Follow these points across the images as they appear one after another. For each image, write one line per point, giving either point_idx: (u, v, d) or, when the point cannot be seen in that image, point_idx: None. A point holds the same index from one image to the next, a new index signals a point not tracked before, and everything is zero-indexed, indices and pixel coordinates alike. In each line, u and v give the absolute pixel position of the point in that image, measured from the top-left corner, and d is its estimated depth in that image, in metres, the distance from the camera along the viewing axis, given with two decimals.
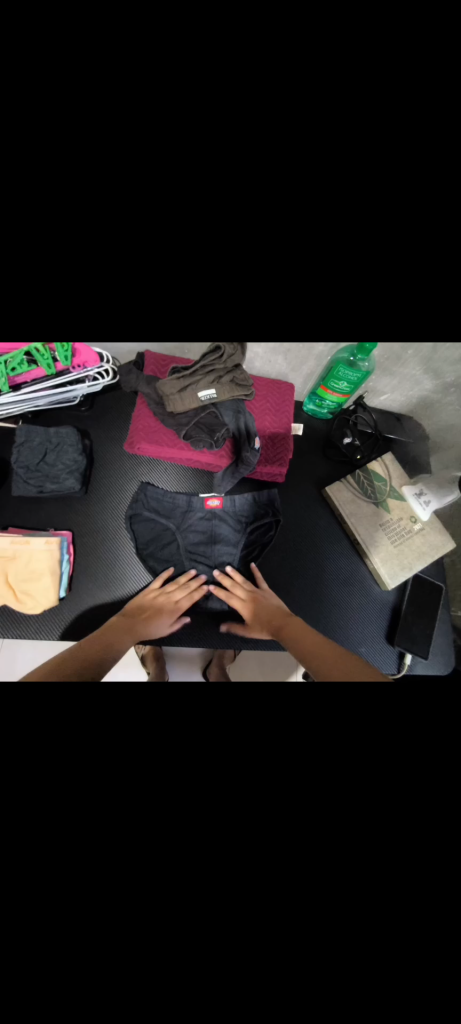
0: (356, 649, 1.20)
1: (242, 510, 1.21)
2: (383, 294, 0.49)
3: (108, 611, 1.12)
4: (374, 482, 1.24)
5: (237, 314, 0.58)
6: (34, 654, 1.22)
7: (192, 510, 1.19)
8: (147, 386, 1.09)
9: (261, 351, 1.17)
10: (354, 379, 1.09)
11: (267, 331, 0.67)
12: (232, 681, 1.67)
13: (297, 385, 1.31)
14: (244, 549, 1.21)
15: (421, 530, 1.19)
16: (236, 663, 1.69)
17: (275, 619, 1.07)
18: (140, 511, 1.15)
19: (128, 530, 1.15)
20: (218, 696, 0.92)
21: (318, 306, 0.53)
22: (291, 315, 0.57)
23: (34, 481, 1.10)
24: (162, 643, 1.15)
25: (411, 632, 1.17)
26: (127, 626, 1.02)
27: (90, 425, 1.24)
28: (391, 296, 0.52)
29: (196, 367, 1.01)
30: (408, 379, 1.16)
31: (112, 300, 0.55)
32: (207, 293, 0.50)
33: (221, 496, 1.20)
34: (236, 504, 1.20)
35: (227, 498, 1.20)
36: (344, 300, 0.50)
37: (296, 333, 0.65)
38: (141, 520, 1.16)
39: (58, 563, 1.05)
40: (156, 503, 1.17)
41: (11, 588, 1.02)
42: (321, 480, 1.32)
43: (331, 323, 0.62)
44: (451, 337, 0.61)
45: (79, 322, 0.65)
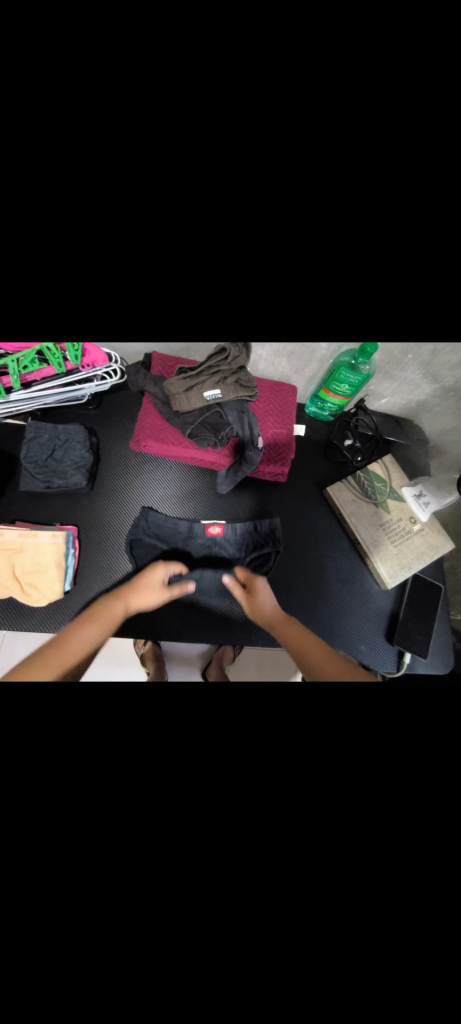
0: (356, 648, 1.21)
1: (243, 536, 1.23)
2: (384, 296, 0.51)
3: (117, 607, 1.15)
4: (374, 483, 1.26)
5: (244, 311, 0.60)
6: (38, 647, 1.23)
7: (194, 535, 1.21)
8: (154, 386, 1.12)
9: (265, 352, 1.20)
10: (355, 381, 1.12)
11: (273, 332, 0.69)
12: (231, 681, 1.67)
13: (300, 386, 1.34)
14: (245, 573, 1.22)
15: (420, 530, 1.21)
16: (236, 665, 1.72)
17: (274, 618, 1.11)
18: (141, 535, 1.17)
19: (128, 557, 1.16)
20: (219, 694, 0.93)
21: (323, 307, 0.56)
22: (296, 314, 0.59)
23: (42, 476, 1.12)
24: (163, 640, 1.17)
25: (410, 631, 1.18)
26: (109, 615, 1.05)
27: (97, 424, 1.27)
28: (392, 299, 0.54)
29: (202, 367, 1.04)
30: (409, 381, 1.19)
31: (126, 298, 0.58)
32: (217, 297, 0.53)
33: (222, 526, 1.22)
34: (237, 534, 1.23)
35: (229, 527, 1.22)
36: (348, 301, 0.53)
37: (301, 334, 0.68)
38: (142, 549, 1.17)
39: (64, 557, 1.06)
40: (157, 529, 1.19)
41: (17, 580, 1.04)
42: (322, 480, 1.35)
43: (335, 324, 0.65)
44: (450, 338, 0.64)
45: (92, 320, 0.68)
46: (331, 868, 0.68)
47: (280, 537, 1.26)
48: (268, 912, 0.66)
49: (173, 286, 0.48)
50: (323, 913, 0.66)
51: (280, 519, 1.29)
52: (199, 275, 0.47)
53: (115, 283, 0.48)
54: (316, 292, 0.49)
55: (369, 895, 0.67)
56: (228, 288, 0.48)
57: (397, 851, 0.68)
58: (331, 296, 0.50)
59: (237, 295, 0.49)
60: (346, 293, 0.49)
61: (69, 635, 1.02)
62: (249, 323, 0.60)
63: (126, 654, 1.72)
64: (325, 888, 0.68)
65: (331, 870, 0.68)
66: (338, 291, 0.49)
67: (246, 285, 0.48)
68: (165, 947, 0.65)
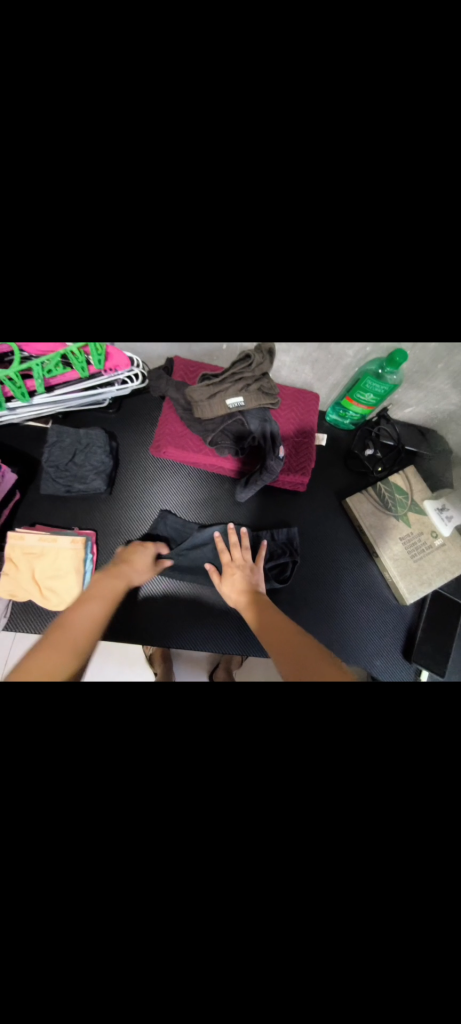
0: (372, 664, 1.19)
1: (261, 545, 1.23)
2: None
3: (132, 618, 1.19)
4: (396, 495, 1.24)
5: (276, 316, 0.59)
6: None
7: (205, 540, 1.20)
8: (176, 391, 1.12)
9: (289, 361, 1.18)
10: (381, 391, 1.10)
11: None
12: (237, 680, 1.68)
13: (322, 395, 1.32)
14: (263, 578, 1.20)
15: (442, 545, 1.18)
16: (243, 670, 1.70)
17: (247, 603, 1.08)
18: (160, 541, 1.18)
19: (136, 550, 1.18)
20: (230, 696, 0.95)
21: None
22: None
23: (63, 481, 1.13)
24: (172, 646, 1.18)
25: (428, 647, 1.16)
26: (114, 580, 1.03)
27: (118, 427, 1.27)
28: None
29: (225, 374, 1.03)
30: (435, 392, 1.16)
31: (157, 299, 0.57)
32: None
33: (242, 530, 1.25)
34: (255, 535, 1.23)
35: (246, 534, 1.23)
36: None
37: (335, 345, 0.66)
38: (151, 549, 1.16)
39: (83, 561, 1.07)
40: (174, 532, 1.20)
41: (36, 582, 1.04)
42: (341, 491, 1.33)
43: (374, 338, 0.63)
44: None
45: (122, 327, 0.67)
46: None
47: (297, 548, 1.25)
48: None
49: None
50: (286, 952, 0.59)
51: (298, 526, 1.28)
52: None
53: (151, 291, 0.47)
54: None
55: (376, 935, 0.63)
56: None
57: None
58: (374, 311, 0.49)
59: None
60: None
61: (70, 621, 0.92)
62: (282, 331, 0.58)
63: (134, 655, 1.71)
64: None
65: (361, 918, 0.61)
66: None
67: None
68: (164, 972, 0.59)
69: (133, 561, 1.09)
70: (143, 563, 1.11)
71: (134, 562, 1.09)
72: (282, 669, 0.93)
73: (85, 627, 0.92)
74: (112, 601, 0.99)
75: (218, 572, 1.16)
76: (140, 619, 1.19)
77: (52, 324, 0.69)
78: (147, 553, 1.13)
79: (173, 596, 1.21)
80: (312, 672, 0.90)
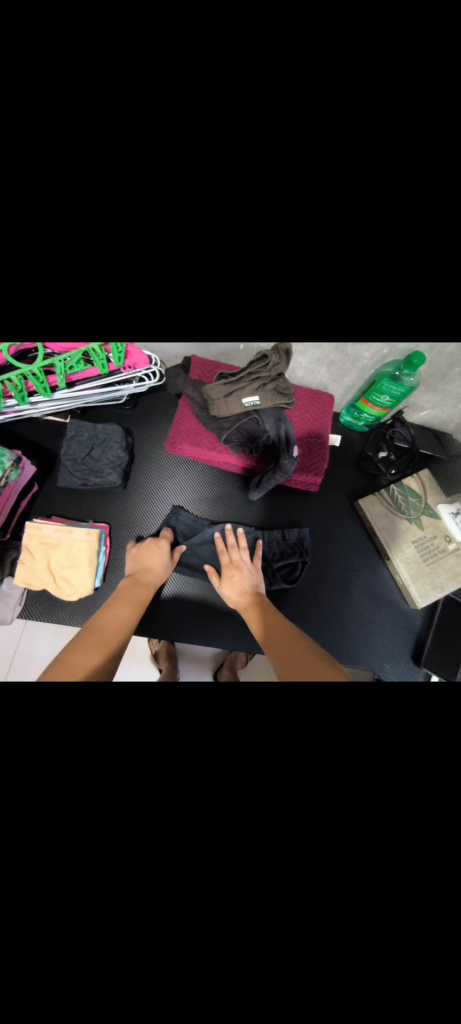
0: (381, 667, 1.18)
1: (271, 544, 1.23)
2: None
3: (157, 618, 1.20)
4: (409, 497, 1.23)
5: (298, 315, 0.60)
6: (55, 637, 1.28)
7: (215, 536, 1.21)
8: (193, 388, 1.13)
9: (305, 361, 1.19)
10: (397, 393, 1.10)
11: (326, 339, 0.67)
12: (242, 680, 1.67)
13: (337, 396, 1.32)
14: (269, 579, 1.20)
15: (455, 549, 1.17)
16: (248, 672, 1.70)
17: (250, 603, 1.08)
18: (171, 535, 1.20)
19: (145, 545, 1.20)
20: (237, 695, 0.95)
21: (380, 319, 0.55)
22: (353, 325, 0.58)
23: (79, 474, 1.15)
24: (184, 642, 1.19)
25: (438, 652, 1.15)
26: (142, 587, 1.08)
27: (134, 424, 1.29)
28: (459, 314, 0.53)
29: (242, 373, 1.04)
30: (452, 395, 1.15)
31: (182, 295, 0.59)
32: None
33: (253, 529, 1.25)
34: (265, 535, 1.23)
35: (255, 533, 1.24)
36: None
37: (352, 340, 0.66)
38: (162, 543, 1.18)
39: (96, 554, 1.09)
40: (186, 528, 1.22)
41: (51, 573, 1.07)
42: (353, 492, 1.32)
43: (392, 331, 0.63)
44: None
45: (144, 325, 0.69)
46: None
47: (307, 548, 1.25)
48: None
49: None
50: None
51: (309, 526, 1.28)
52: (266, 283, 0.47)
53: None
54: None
55: None
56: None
57: None
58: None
59: None
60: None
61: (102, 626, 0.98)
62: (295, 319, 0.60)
63: (140, 652, 1.74)
64: None
65: None
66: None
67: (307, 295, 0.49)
68: None
69: (151, 564, 1.13)
70: (161, 564, 1.14)
71: (153, 564, 1.12)
72: (299, 670, 0.91)
73: (115, 632, 0.97)
74: (141, 608, 1.04)
75: (218, 572, 1.16)
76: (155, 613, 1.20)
77: (76, 321, 0.71)
78: (164, 552, 1.15)
79: (183, 593, 1.22)
80: (323, 672, 0.92)
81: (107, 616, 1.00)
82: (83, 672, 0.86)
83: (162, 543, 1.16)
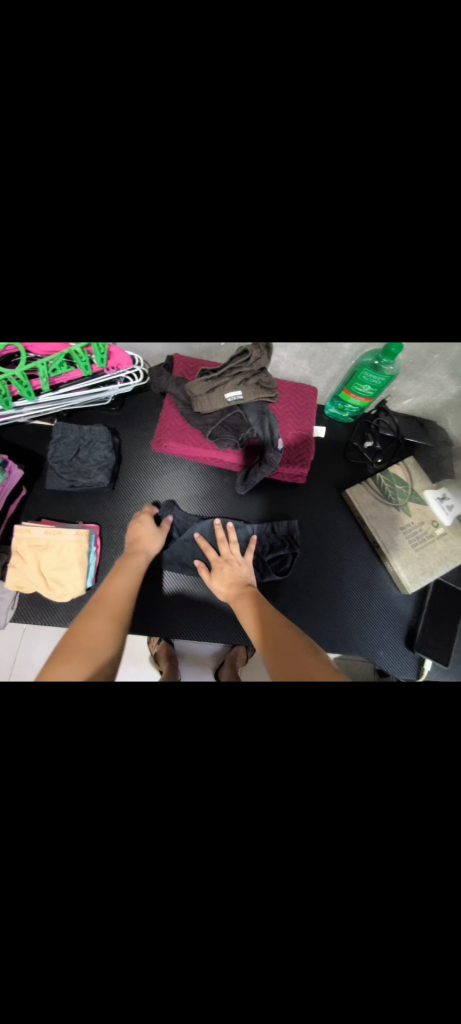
0: (375, 653, 1.19)
1: (260, 538, 1.24)
2: None
3: (152, 618, 1.20)
4: (395, 485, 1.24)
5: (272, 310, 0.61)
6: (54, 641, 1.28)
7: (205, 534, 1.22)
8: (176, 386, 1.14)
9: (286, 354, 1.20)
10: (378, 382, 1.11)
11: (298, 330, 0.67)
12: (243, 679, 1.68)
13: (320, 388, 1.33)
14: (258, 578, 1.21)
15: (443, 534, 1.18)
16: (248, 672, 1.72)
17: (247, 602, 1.07)
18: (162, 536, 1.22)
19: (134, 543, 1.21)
20: (237, 693, 0.94)
21: (345, 305, 0.55)
22: (320, 315, 0.59)
23: (67, 475, 1.16)
24: (180, 640, 1.20)
25: (431, 637, 1.16)
26: (133, 575, 1.07)
27: (120, 425, 1.30)
28: (414, 299, 0.55)
29: (224, 369, 1.05)
30: (433, 383, 1.17)
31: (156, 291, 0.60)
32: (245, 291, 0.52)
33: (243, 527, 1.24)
34: (255, 533, 1.24)
35: (246, 529, 1.23)
36: (372, 300, 0.53)
37: (321, 331, 0.67)
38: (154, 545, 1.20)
39: (87, 554, 1.10)
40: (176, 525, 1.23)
41: (42, 575, 1.07)
42: (341, 483, 1.34)
43: (361, 323, 0.65)
44: (456, 336, 0.66)
45: (117, 323, 0.69)
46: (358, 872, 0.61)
47: (297, 540, 1.26)
48: None
49: (208, 284, 0.48)
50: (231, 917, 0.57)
51: (298, 518, 1.29)
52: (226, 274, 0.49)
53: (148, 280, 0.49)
54: (341, 294, 0.52)
55: (356, 892, 0.61)
56: (253, 288, 0.50)
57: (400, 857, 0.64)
58: (367, 297, 0.52)
59: (267, 296, 0.52)
60: (367, 290, 0.52)
61: (96, 619, 0.95)
62: (266, 319, 0.61)
63: (140, 655, 1.73)
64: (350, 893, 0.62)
65: (357, 888, 0.61)
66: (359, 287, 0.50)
67: (268, 284, 0.50)
68: None
69: (138, 549, 1.14)
70: (148, 548, 1.14)
71: (142, 549, 1.14)
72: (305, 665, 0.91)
73: (111, 624, 0.95)
74: (133, 595, 1.03)
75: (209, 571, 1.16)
76: (152, 609, 1.20)
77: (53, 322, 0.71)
78: (150, 534, 1.17)
79: (176, 590, 1.22)
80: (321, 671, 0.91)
81: (100, 609, 0.98)
82: (89, 668, 0.85)
83: (144, 525, 1.18)
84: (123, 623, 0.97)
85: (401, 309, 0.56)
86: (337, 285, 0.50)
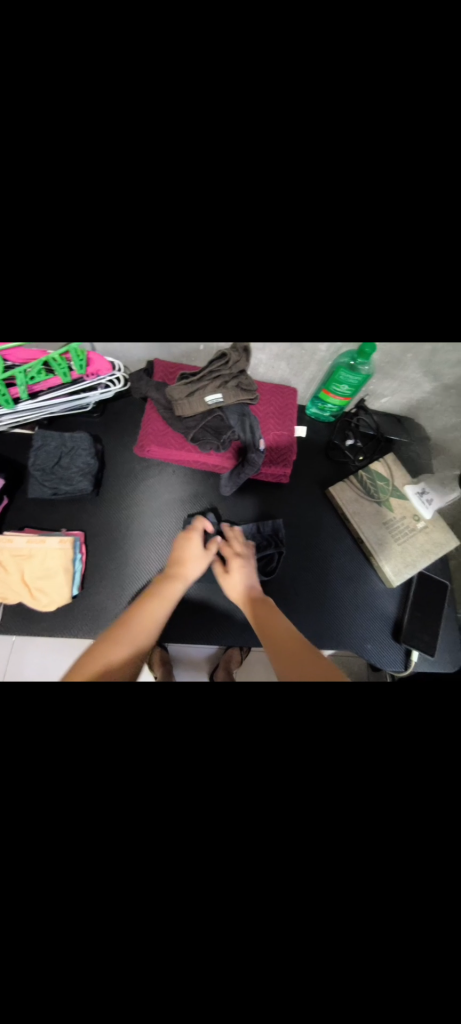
0: (362, 647, 1.21)
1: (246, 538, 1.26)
2: None
3: None
4: (377, 480, 1.27)
5: (246, 306, 0.69)
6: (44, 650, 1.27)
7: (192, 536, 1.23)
8: (157, 391, 1.15)
9: (265, 356, 1.21)
10: (355, 382, 1.14)
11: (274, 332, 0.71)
12: (238, 680, 1.67)
13: (300, 389, 1.35)
14: None
15: (424, 527, 1.21)
16: (243, 672, 1.71)
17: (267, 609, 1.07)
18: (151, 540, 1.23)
19: (121, 549, 1.20)
20: (225, 694, 0.95)
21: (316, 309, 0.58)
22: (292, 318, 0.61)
23: (49, 483, 1.15)
24: (181, 640, 1.20)
25: (417, 630, 1.18)
26: (168, 594, 1.06)
27: (103, 431, 1.29)
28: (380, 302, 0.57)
29: (203, 372, 1.06)
30: (408, 381, 1.20)
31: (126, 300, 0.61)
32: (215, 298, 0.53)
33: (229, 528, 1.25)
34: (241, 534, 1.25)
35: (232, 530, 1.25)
36: None
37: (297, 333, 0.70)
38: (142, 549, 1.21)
39: (71, 562, 1.09)
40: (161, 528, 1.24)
41: (26, 586, 1.07)
42: (324, 481, 1.36)
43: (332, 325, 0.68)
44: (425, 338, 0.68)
45: None
46: None
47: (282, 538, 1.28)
48: None
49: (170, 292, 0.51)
50: None
51: (283, 518, 1.31)
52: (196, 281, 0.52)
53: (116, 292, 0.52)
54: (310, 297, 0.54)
55: None
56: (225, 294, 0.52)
57: None
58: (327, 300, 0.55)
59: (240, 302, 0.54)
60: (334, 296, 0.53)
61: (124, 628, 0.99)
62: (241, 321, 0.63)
63: None
64: None
65: None
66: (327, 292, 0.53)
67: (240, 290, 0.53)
68: None
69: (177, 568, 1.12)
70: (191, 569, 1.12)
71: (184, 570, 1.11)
72: (300, 669, 0.91)
73: (137, 636, 0.97)
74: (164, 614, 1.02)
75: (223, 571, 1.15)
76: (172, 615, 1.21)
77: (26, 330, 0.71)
78: (196, 556, 1.14)
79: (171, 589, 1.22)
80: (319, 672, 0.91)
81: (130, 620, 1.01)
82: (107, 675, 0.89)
83: (192, 546, 1.16)
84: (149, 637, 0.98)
85: None
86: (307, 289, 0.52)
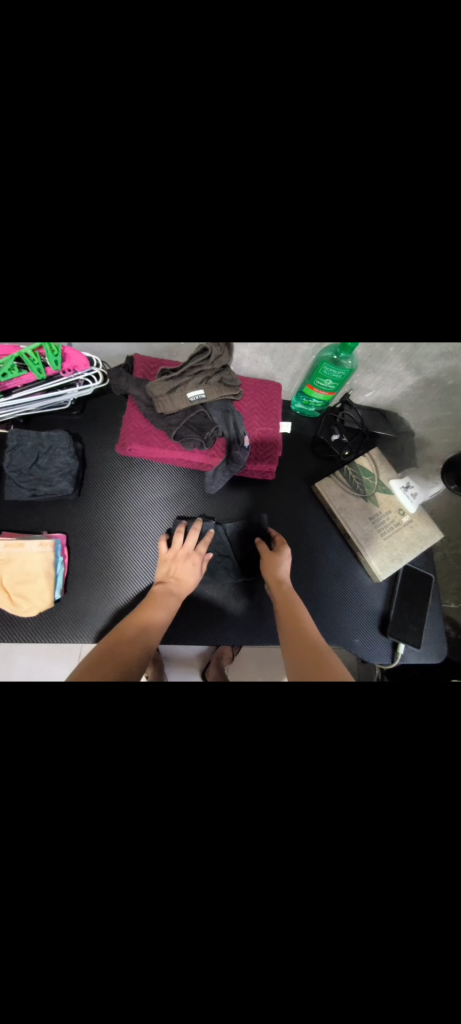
0: (350, 642, 1.22)
1: (233, 537, 1.24)
2: (353, 293, 0.52)
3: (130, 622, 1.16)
4: (363, 475, 1.27)
5: (225, 314, 0.59)
6: (27, 653, 1.24)
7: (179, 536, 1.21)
8: (137, 387, 1.11)
9: (248, 351, 1.19)
10: (338, 377, 1.13)
11: (253, 332, 0.67)
12: (231, 679, 1.69)
13: (285, 384, 1.34)
14: (232, 578, 1.21)
15: (409, 522, 1.22)
16: (236, 671, 1.71)
17: (286, 609, 1.07)
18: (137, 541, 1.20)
19: (105, 549, 1.17)
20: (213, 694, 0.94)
21: (298, 306, 0.56)
22: (270, 316, 0.58)
23: (27, 483, 1.11)
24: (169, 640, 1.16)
25: (403, 623, 1.20)
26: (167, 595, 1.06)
27: (82, 429, 1.25)
28: (369, 298, 0.55)
29: (184, 368, 1.03)
30: (391, 376, 1.21)
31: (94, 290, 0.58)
32: (195, 294, 0.51)
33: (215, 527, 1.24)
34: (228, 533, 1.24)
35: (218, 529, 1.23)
36: (317, 298, 0.54)
37: (279, 334, 0.66)
38: (127, 549, 1.19)
39: (53, 564, 1.06)
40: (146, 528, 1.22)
41: (5, 589, 1.04)
42: (311, 477, 1.35)
43: (314, 324, 0.65)
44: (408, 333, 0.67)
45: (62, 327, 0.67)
46: (338, 869, 0.58)
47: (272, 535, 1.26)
48: (264, 929, 0.56)
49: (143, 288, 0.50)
50: (213, 919, 0.55)
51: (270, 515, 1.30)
52: (176, 281, 0.51)
53: (92, 287, 0.50)
54: (288, 293, 0.52)
55: (345, 897, 0.57)
56: (208, 289, 0.51)
57: (394, 859, 0.58)
58: (307, 296, 0.53)
59: (222, 298, 0.53)
60: (311, 290, 0.52)
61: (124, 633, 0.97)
62: (225, 321, 0.60)
63: None
64: (336, 899, 0.57)
65: (344, 883, 0.57)
66: (303, 290, 0.52)
67: (223, 285, 0.50)
68: (126, 975, 0.54)
69: (177, 570, 1.12)
70: (190, 572, 1.12)
71: (183, 572, 1.12)
72: (307, 670, 0.89)
73: (136, 638, 0.96)
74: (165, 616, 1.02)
75: (266, 571, 1.17)
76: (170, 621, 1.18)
77: None
78: (193, 557, 1.14)
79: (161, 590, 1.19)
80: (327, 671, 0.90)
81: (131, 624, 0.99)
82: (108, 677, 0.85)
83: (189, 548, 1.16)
84: (148, 641, 0.96)
85: (346, 309, 0.56)
86: (286, 286, 0.51)
